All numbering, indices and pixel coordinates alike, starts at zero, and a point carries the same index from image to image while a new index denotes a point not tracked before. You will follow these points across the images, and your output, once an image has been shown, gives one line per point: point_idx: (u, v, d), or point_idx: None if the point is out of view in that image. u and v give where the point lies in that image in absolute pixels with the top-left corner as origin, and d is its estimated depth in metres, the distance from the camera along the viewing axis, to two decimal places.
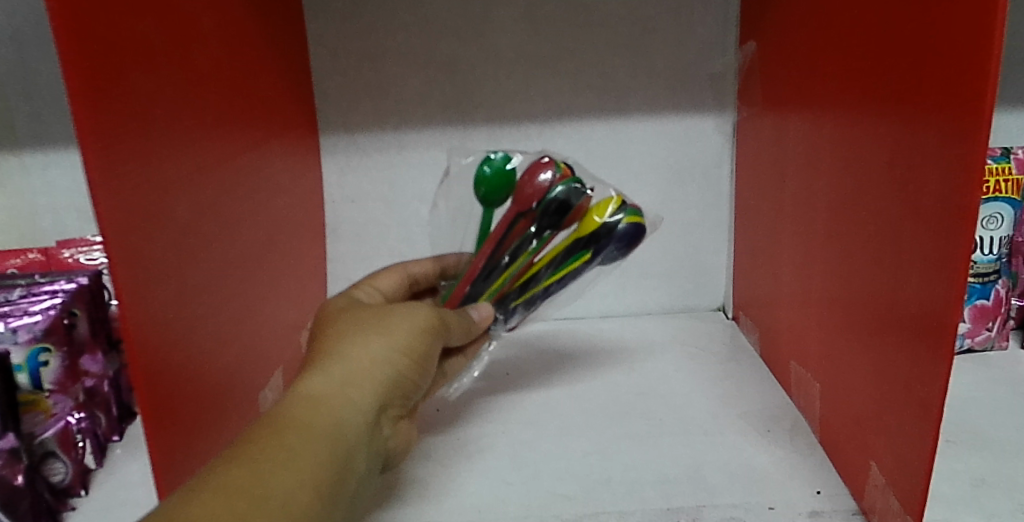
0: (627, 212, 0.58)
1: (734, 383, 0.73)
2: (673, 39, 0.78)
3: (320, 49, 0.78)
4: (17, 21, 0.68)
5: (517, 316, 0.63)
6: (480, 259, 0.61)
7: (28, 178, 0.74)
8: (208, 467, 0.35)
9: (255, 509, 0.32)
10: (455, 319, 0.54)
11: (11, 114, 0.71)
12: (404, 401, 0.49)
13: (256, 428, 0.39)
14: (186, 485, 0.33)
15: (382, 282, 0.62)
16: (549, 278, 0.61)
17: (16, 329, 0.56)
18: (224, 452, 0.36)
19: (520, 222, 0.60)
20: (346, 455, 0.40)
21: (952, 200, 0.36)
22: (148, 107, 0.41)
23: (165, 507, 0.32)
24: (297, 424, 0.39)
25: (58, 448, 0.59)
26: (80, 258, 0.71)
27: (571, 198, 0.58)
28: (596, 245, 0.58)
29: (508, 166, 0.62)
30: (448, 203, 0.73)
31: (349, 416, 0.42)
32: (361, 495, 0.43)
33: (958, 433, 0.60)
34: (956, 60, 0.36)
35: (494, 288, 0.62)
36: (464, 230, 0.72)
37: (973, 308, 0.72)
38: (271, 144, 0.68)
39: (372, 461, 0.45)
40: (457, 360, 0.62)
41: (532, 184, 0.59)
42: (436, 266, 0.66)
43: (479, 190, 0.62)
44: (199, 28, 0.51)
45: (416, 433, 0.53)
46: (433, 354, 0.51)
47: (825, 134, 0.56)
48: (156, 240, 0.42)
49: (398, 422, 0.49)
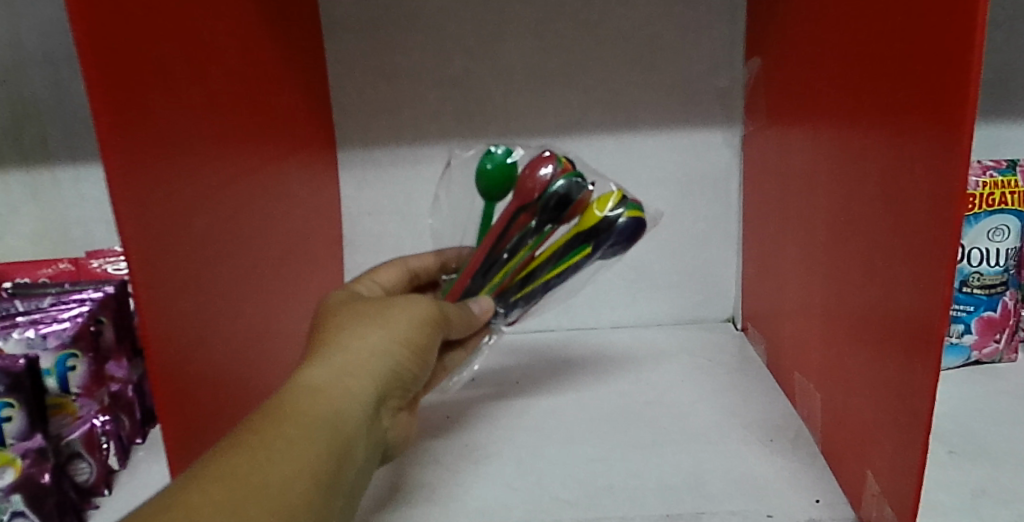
0: (627, 207, 0.59)
1: (739, 393, 0.73)
2: (681, 55, 0.80)
3: (339, 67, 0.81)
4: (53, 44, 0.72)
5: (518, 310, 0.64)
6: (481, 253, 0.62)
7: (61, 192, 0.77)
8: (211, 453, 0.37)
9: (253, 495, 0.35)
10: (456, 312, 0.56)
11: (45, 131, 0.75)
12: (404, 391, 0.51)
13: (258, 415, 0.41)
14: (190, 470, 0.35)
15: (384, 277, 0.64)
16: (550, 272, 0.62)
17: (46, 335, 0.59)
18: (226, 438, 0.38)
19: (522, 216, 0.61)
20: (345, 444, 0.42)
21: (940, 206, 0.37)
22: (171, 129, 0.44)
23: (170, 491, 0.34)
24: (298, 413, 0.41)
25: (83, 449, 0.61)
26: (108, 268, 0.74)
27: (571, 192, 0.59)
28: (596, 240, 0.59)
29: (509, 160, 0.64)
30: (449, 194, 0.75)
31: (349, 405, 0.44)
32: (360, 482, 0.45)
33: (962, 444, 0.60)
34: (939, 73, 0.37)
35: (494, 281, 0.63)
36: (463, 223, 0.75)
37: (980, 319, 0.71)
38: (290, 159, 0.70)
39: (370, 450, 0.47)
40: (457, 353, 0.65)
41: (533, 178, 0.60)
42: (437, 261, 0.68)
43: (481, 183, 0.65)
44: (219, 51, 0.54)
45: (412, 424, 0.55)
46: (433, 346, 0.53)
47: (824, 148, 0.57)
48: (177, 252, 0.45)
49: (394, 413, 0.51)
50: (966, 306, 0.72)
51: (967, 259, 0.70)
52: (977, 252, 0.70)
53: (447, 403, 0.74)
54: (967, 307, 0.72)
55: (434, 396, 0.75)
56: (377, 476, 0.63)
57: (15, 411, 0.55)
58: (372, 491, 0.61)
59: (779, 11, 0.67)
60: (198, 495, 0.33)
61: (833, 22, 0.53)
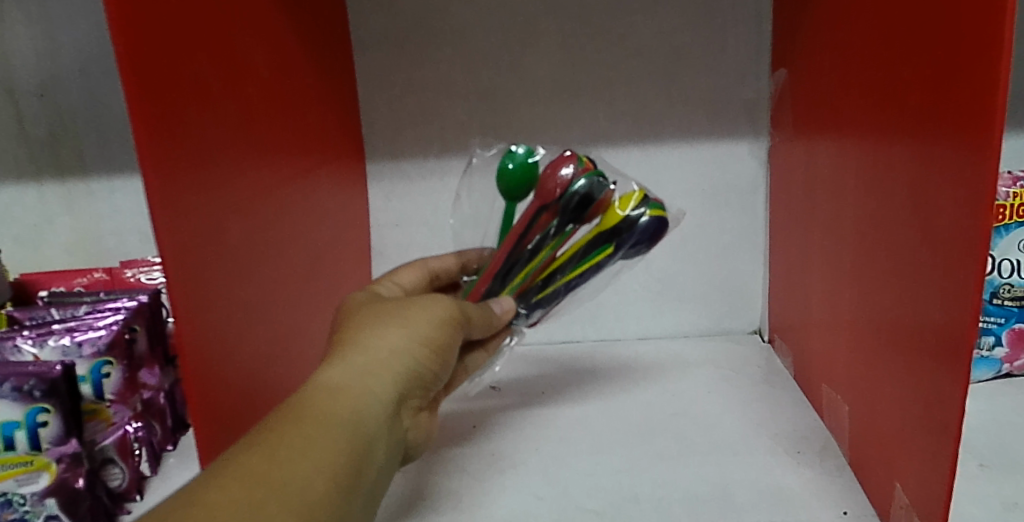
0: (650, 207, 0.59)
1: (766, 404, 0.72)
2: (707, 66, 0.80)
3: (367, 81, 0.82)
4: (93, 61, 0.74)
5: (539, 311, 0.65)
6: (502, 254, 0.63)
7: (97, 203, 0.80)
8: (233, 450, 0.38)
9: (272, 492, 0.35)
10: (476, 313, 0.57)
11: (82, 144, 0.77)
12: (424, 391, 0.52)
13: (279, 414, 0.42)
14: (212, 466, 0.36)
15: (404, 278, 0.65)
16: (571, 272, 0.62)
17: (81, 343, 0.61)
18: (248, 436, 0.39)
19: (543, 216, 0.61)
20: (364, 442, 0.43)
21: (970, 213, 0.37)
22: (206, 141, 0.46)
23: (192, 485, 0.35)
24: (317, 413, 0.42)
25: (116, 455, 0.63)
26: (142, 277, 0.77)
27: (593, 191, 0.59)
28: (618, 239, 0.60)
29: (530, 160, 0.65)
30: (470, 200, 0.76)
31: (369, 404, 0.45)
32: (381, 481, 0.46)
33: (995, 458, 0.58)
34: (968, 80, 0.37)
35: (515, 283, 0.64)
36: (485, 224, 0.76)
37: (1011, 331, 0.70)
38: (320, 171, 0.72)
39: (391, 450, 0.48)
40: (477, 354, 0.65)
41: (555, 178, 0.61)
42: (458, 262, 0.69)
43: (502, 183, 0.65)
44: (253, 65, 0.55)
45: (433, 425, 0.56)
46: (454, 346, 0.53)
47: (851, 158, 0.56)
48: (212, 261, 0.46)
49: (415, 415, 0.52)
50: (997, 318, 0.71)
51: (998, 271, 0.69)
52: (1009, 263, 0.69)
53: (472, 412, 0.75)
54: (998, 319, 0.70)
55: (458, 405, 0.76)
56: (399, 481, 0.64)
57: (50, 416, 0.57)
58: (394, 496, 0.62)
59: (805, 22, 0.68)
60: (218, 490, 0.34)
61: (859, 32, 0.53)
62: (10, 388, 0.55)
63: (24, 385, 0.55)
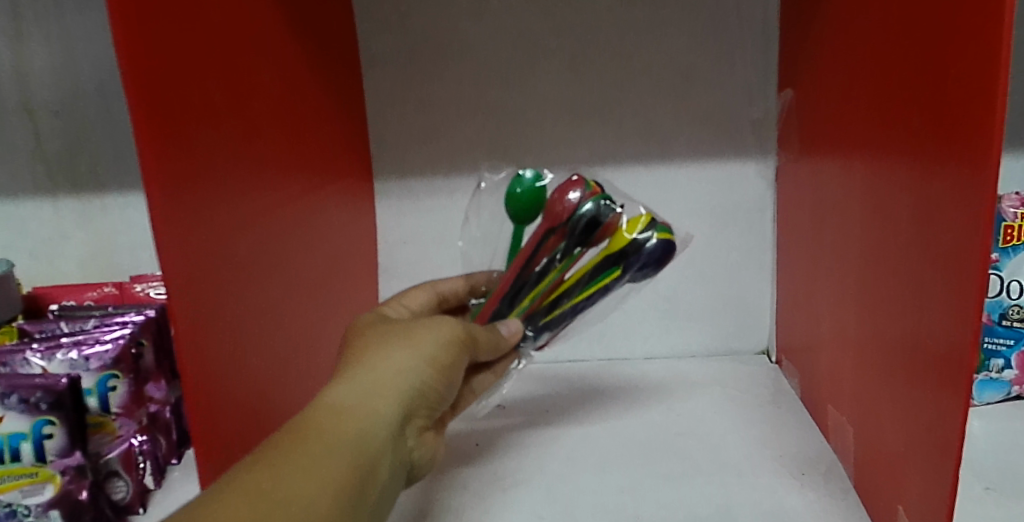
0: (656, 229, 0.59)
1: (774, 425, 0.72)
2: (714, 87, 0.80)
3: (377, 100, 0.84)
4: (109, 79, 0.76)
5: (546, 334, 0.64)
6: (510, 276, 0.63)
7: (110, 219, 0.81)
8: (235, 467, 0.38)
9: (272, 509, 0.35)
10: (483, 334, 0.57)
11: (97, 161, 0.79)
12: (430, 410, 0.52)
13: (283, 433, 0.42)
14: (214, 484, 0.36)
15: (410, 301, 0.65)
16: (578, 295, 0.62)
17: (88, 357, 0.62)
18: (251, 455, 0.39)
19: (551, 238, 0.62)
20: (367, 462, 0.43)
21: (972, 237, 0.37)
22: (211, 162, 0.46)
23: (193, 502, 0.35)
24: (320, 433, 0.42)
25: (121, 468, 0.64)
26: (151, 292, 0.78)
27: (600, 214, 0.60)
28: (626, 261, 0.60)
29: (538, 185, 0.66)
30: (479, 219, 0.77)
31: (373, 425, 0.45)
32: (384, 502, 0.46)
33: (1004, 481, 0.57)
34: (967, 102, 0.37)
35: (523, 305, 0.64)
36: (494, 242, 0.76)
37: (1020, 354, 0.69)
38: (328, 189, 0.73)
39: (395, 470, 0.47)
40: (485, 376, 0.66)
41: (562, 201, 0.61)
42: (466, 284, 0.69)
43: (511, 207, 0.66)
44: (260, 85, 0.56)
45: (437, 446, 0.56)
46: (460, 367, 0.53)
47: (856, 178, 0.56)
48: (214, 279, 0.46)
49: (421, 435, 0.52)
50: (1006, 340, 0.70)
51: (1006, 292, 0.69)
52: (1017, 284, 0.68)
53: (477, 431, 0.75)
54: (1007, 341, 0.70)
55: (464, 423, 0.76)
56: (402, 499, 0.64)
57: (55, 429, 0.57)
58: (396, 515, 0.62)
59: (809, 45, 0.68)
60: (217, 506, 0.34)
61: (862, 53, 0.53)
62: (17, 401, 0.56)
63: (30, 397, 0.56)
